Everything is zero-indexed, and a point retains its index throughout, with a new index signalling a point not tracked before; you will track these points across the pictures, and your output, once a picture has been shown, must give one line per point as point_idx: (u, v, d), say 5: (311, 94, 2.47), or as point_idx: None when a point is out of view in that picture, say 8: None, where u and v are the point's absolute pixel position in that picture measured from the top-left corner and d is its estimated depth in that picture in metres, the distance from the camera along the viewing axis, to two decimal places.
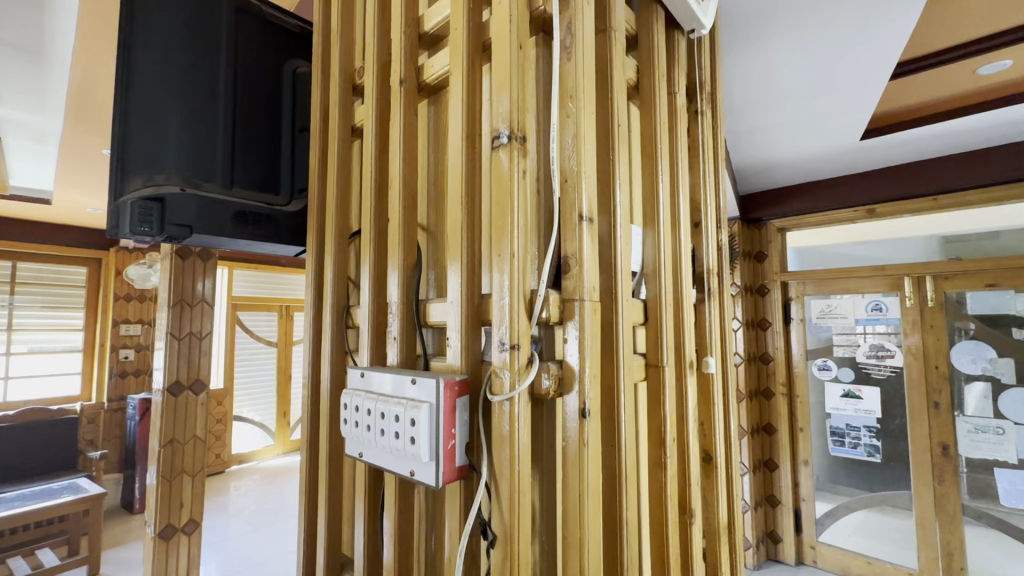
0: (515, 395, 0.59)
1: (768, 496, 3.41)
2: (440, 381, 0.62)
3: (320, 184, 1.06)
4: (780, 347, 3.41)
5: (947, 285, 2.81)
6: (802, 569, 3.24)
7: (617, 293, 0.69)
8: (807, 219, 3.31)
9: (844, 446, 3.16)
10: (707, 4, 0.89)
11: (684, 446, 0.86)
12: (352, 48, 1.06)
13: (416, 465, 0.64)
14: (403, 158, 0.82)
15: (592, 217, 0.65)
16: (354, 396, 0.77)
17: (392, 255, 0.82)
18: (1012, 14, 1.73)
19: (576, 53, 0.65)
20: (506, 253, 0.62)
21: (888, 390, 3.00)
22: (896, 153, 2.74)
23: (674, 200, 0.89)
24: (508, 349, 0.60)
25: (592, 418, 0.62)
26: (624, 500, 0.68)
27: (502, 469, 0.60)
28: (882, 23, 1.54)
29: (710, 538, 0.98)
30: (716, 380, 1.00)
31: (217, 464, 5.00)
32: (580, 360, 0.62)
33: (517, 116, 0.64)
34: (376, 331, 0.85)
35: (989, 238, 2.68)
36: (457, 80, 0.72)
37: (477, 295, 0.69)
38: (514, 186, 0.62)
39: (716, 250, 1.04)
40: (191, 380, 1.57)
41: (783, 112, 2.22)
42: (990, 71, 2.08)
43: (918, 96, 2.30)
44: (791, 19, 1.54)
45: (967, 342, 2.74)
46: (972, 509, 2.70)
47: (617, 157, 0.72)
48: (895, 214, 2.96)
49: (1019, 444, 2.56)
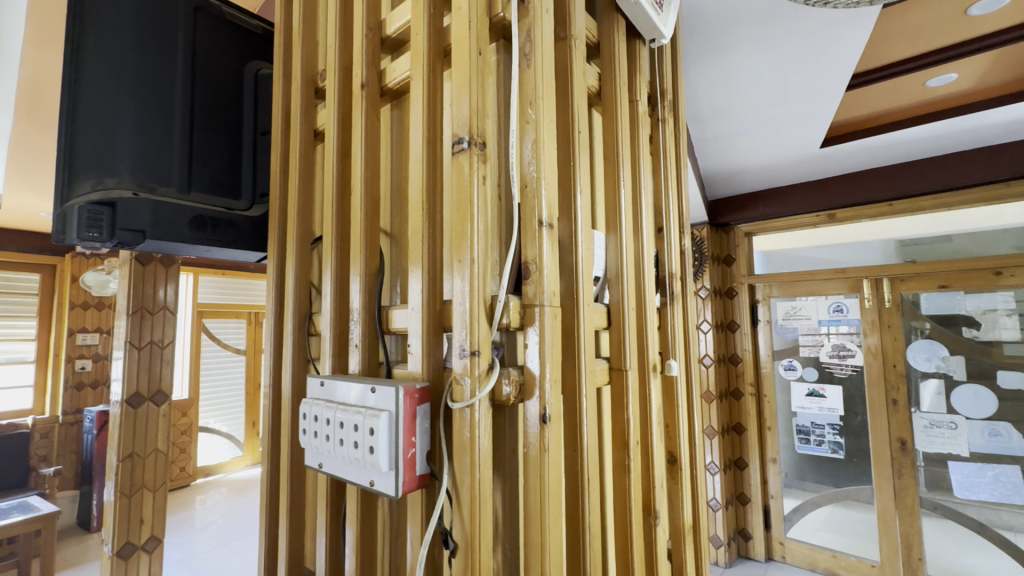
0: (476, 401, 0.59)
1: (739, 494, 3.48)
2: (400, 389, 0.61)
3: (282, 188, 1.04)
4: (749, 348, 3.49)
5: (903, 287, 2.94)
6: (772, 565, 3.31)
7: (578, 297, 0.70)
8: (773, 223, 3.42)
9: (810, 443, 3.25)
10: (667, 15, 0.91)
11: (648, 446, 0.87)
12: (315, 51, 1.05)
13: (376, 475, 0.62)
14: (365, 163, 0.81)
15: (552, 222, 0.65)
16: (314, 405, 0.75)
17: (354, 261, 0.81)
18: (959, 30, 1.84)
19: (535, 60, 0.65)
20: (466, 259, 0.61)
21: (850, 388, 3.11)
22: (854, 160, 2.86)
23: (636, 206, 0.90)
24: (468, 356, 0.59)
25: (553, 424, 0.62)
26: (586, 502, 0.68)
27: (463, 477, 0.60)
28: (838, 38, 1.62)
29: (676, 539, 0.99)
30: (679, 382, 1.01)
31: (181, 477, 4.81)
32: (541, 366, 0.62)
33: (478, 122, 0.64)
34: (338, 339, 0.84)
35: (941, 242, 2.82)
36: (418, 85, 0.72)
37: (439, 301, 0.68)
38: (474, 192, 0.62)
39: (679, 255, 1.06)
40: (152, 391, 1.51)
41: (747, 120, 2.29)
42: (939, 84, 2.20)
43: (873, 106, 2.41)
44: (755, 30, 1.59)
45: (923, 341, 2.88)
46: (929, 501, 2.82)
47: (578, 163, 0.73)
48: (854, 219, 3.09)
49: (970, 438, 2.71)
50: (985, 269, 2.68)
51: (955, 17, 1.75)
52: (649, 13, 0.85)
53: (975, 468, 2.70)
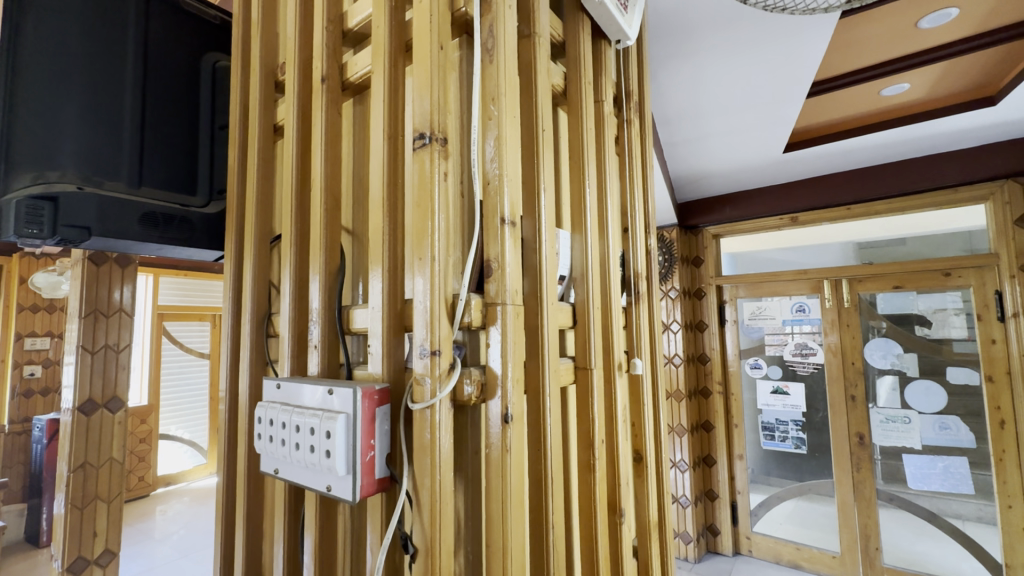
0: (437, 401, 0.58)
1: (708, 490, 3.55)
2: (358, 390, 0.59)
3: (240, 184, 1.01)
4: (717, 348, 3.56)
5: (860, 287, 3.06)
6: (739, 559, 3.39)
7: (542, 295, 0.69)
8: (739, 225, 3.51)
9: (775, 439, 3.34)
10: (632, 16, 0.92)
11: (614, 445, 0.87)
12: (275, 43, 1.01)
13: (333, 480, 0.60)
14: (325, 158, 0.79)
15: (515, 220, 0.65)
16: (269, 409, 0.72)
17: (314, 260, 0.79)
18: (910, 42, 1.93)
19: (497, 56, 0.64)
20: (427, 257, 0.60)
21: (812, 385, 3.22)
22: (815, 165, 2.97)
23: (602, 206, 0.91)
24: (429, 355, 0.58)
25: (515, 423, 0.61)
26: (550, 502, 0.67)
27: (423, 479, 0.58)
28: (799, 46, 1.68)
29: (642, 537, 1.00)
30: (645, 381, 1.02)
31: (139, 487, 4.54)
32: (503, 365, 0.61)
33: (439, 117, 0.63)
34: (296, 340, 0.81)
35: (896, 244, 2.95)
36: (379, 79, 0.70)
37: (400, 300, 0.67)
38: (436, 189, 0.61)
39: (644, 255, 1.07)
40: (107, 398, 1.43)
41: (714, 125, 2.35)
42: (893, 93, 2.30)
43: (833, 114, 2.51)
44: (720, 35, 1.63)
45: (879, 339, 3.00)
46: (885, 493, 2.94)
47: (542, 161, 0.72)
48: (815, 222, 3.21)
49: (923, 431, 2.84)
50: (936, 271, 2.82)
51: (907, 29, 1.83)
52: (614, 14, 0.86)
53: (927, 460, 2.83)
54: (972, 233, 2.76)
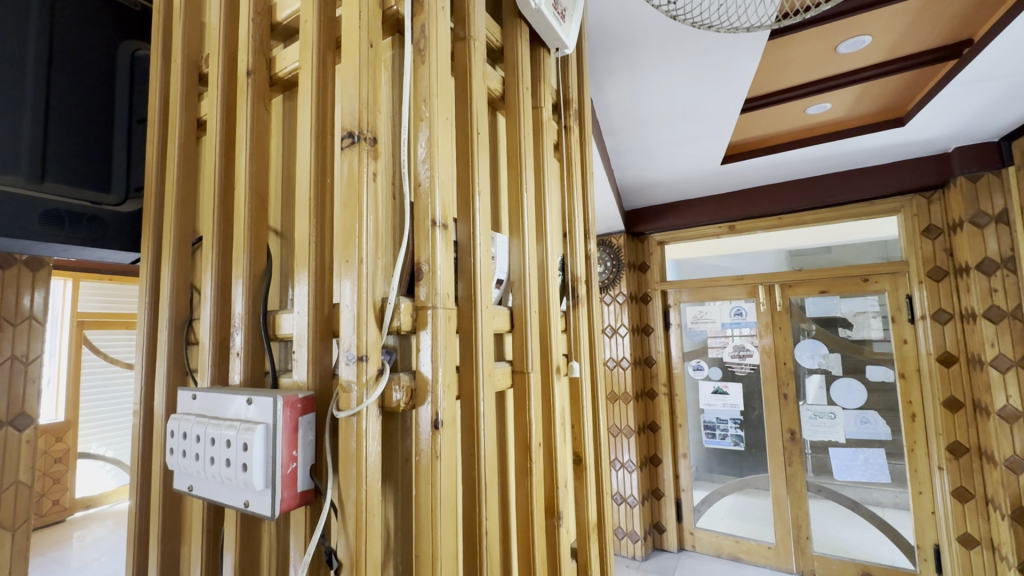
0: (363, 408, 0.56)
1: (654, 489, 3.65)
2: (279, 399, 0.56)
3: (159, 181, 0.94)
4: (662, 350, 3.68)
5: (791, 292, 3.27)
6: (684, 554, 3.49)
7: (477, 300, 0.68)
8: (682, 233, 3.66)
9: (716, 437, 3.49)
10: (569, 26, 0.94)
11: (552, 448, 0.88)
12: (199, 34, 0.96)
13: (251, 495, 0.57)
14: (251, 155, 0.75)
15: (447, 223, 0.64)
16: (183, 422, 0.68)
17: (237, 262, 0.74)
18: (831, 65, 2.09)
19: (429, 57, 0.64)
20: (354, 260, 0.58)
21: (749, 385, 3.39)
22: (750, 177, 3.15)
23: (540, 211, 0.91)
24: (355, 361, 0.56)
25: (445, 429, 0.60)
26: (484, 508, 0.67)
27: (348, 490, 0.56)
28: (733, 64, 1.78)
29: (581, 539, 1.00)
30: (584, 383, 1.04)
31: (53, 512, 4.08)
32: (433, 369, 0.60)
33: (368, 117, 0.61)
34: (218, 347, 0.76)
35: (822, 252, 3.18)
36: (307, 76, 0.68)
37: (327, 304, 0.64)
38: (364, 190, 0.59)
39: (584, 260, 1.09)
40: (12, 417, 1.57)
41: (657, 136, 2.44)
42: (817, 111, 2.48)
43: (765, 128, 2.67)
44: (661, 51, 1.70)
45: (808, 340, 3.20)
46: (815, 484, 3.13)
47: (476, 164, 0.72)
48: (751, 231, 3.40)
49: (846, 426, 3.06)
50: (856, 277, 3.06)
51: (828, 53, 1.98)
52: (551, 23, 0.87)
53: (850, 452, 3.05)
54: (887, 243, 3.01)
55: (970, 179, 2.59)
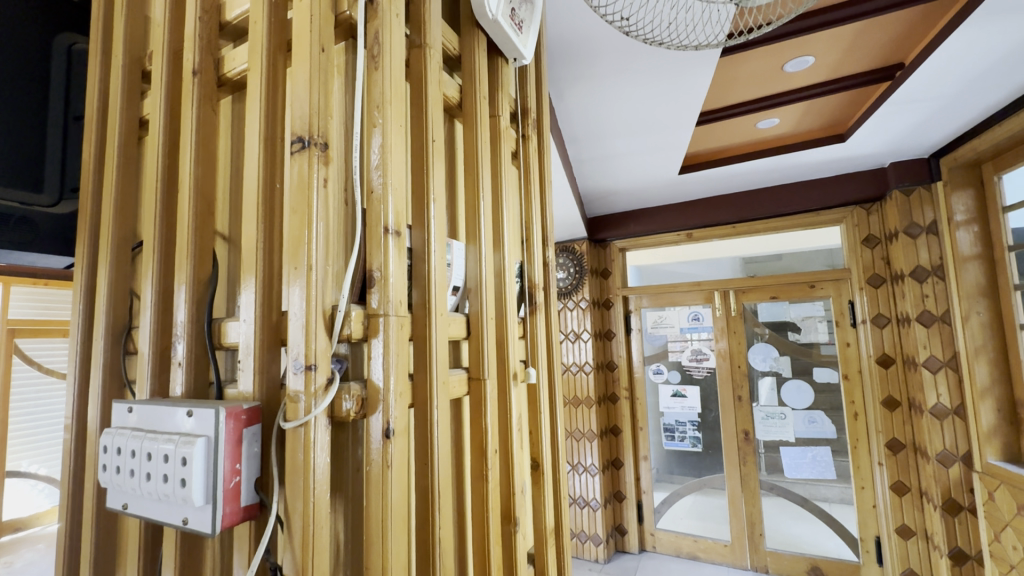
0: (312, 418, 0.55)
1: (616, 492, 3.70)
2: (222, 410, 0.54)
3: (96, 182, 0.90)
4: (623, 355, 3.75)
5: (744, 298, 3.40)
6: (644, 555, 3.56)
7: (431, 307, 0.68)
8: (643, 240, 3.76)
9: (675, 439, 3.58)
10: (526, 37, 0.96)
11: (509, 454, 0.88)
12: (143, 30, 0.92)
13: (189, 511, 0.55)
14: (196, 157, 0.72)
15: (399, 230, 0.64)
16: (117, 436, 0.64)
17: (179, 268, 0.71)
18: (779, 82, 2.20)
19: (383, 64, 0.64)
20: (303, 267, 0.57)
21: (706, 388, 3.50)
22: (706, 187, 3.27)
23: (497, 218, 0.92)
24: (304, 370, 0.55)
25: (397, 438, 0.59)
26: (437, 517, 0.66)
27: (295, 502, 0.54)
28: (687, 78, 1.84)
29: (539, 544, 1.01)
30: (541, 388, 1.05)
31: None
32: (385, 378, 0.59)
33: (320, 121, 0.60)
34: (158, 358, 0.73)
35: (773, 260, 3.33)
36: (255, 78, 0.66)
37: (276, 311, 0.63)
38: (314, 195, 0.58)
39: (541, 267, 1.11)
40: None
41: (618, 145, 2.50)
42: (766, 126, 2.61)
43: (719, 140, 2.78)
44: (619, 64, 1.75)
45: (760, 344, 3.34)
46: (767, 482, 3.26)
47: (432, 171, 0.72)
48: (707, 238, 3.53)
49: (795, 425, 3.21)
50: (803, 283, 3.22)
51: (776, 71, 2.09)
52: (508, 33, 0.88)
53: (799, 451, 3.19)
54: (831, 251, 3.19)
55: (904, 193, 2.79)
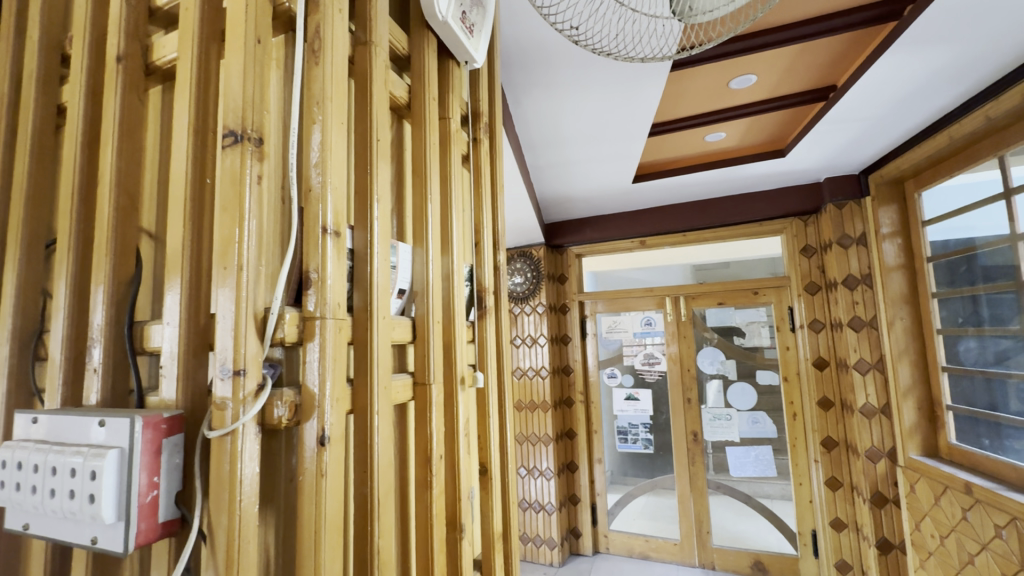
0: (240, 427, 0.52)
1: (571, 495, 3.73)
2: (138, 420, 0.50)
3: (6, 174, 0.82)
4: (579, 359, 3.80)
5: (694, 304, 3.53)
6: (598, 557, 3.60)
7: (373, 309, 0.67)
8: (598, 246, 3.83)
9: (628, 442, 3.66)
10: (477, 40, 0.96)
11: (455, 460, 0.87)
12: (63, 12, 0.85)
13: (98, 529, 0.51)
14: (119, 149, 0.68)
15: (339, 230, 0.62)
16: (18, 449, 0.58)
17: (97, 267, 0.66)
18: (725, 99, 2.31)
19: (324, 59, 0.62)
20: (232, 267, 0.54)
21: (657, 391, 3.60)
22: (659, 196, 3.38)
23: (446, 220, 0.91)
24: (231, 376, 0.52)
25: (333, 445, 0.58)
26: (376, 526, 0.64)
27: (219, 516, 0.51)
28: (640, 90, 1.90)
29: (486, 550, 1.00)
30: (490, 392, 1.04)
31: None
32: (321, 383, 0.57)
33: (254, 115, 0.58)
34: (72, 364, 0.67)
35: (721, 267, 3.48)
36: (185, 68, 0.62)
37: (203, 313, 0.59)
38: (247, 192, 0.55)
39: (492, 271, 1.10)
40: None
41: (574, 152, 2.54)
42: (713, 139, 2.73)
43: (670, 151, 2.88)
44: (574, 73, 1.78)
45: (709, 348, 3.47)
46: (714, 481, 3.38)
47: (375, 171, 0.70)
48: (659, 246, 3.65)
49: (740, 426, 3.35)
50: (748, 290, 3.38)
51: (722, 87, 2.19)
52: (459, 36, 0.88)
53: (743, 450, 3.34)
54: (773, 260, 3.36)
55: (837, 207, 2.98)
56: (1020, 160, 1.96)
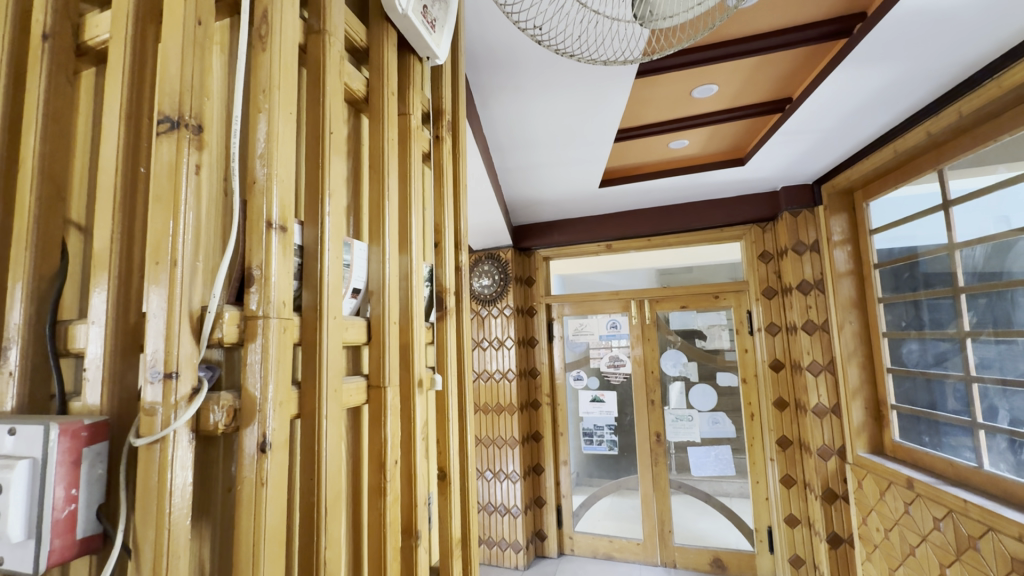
0: (171, 433, 0.48)
1: (536, 498, 3.73)
2: (53, 427, 0.46)
3: None
4: (545, 361, 3.81)
5: (658, 307, 3.60)
6: (563, 559, 3.61)
7: (323, 309, 0.64)
8: (566, 250, 3.86)
9: (593, 443, 3.69)
10: (439, 36, 0.94)
11: (411, 464, 0.84)
12: None
13: (5, 550, 0.46)
14: (43, 134, 0.62)
15: (285, 225, 0.59)
16: None
17: (16, 262, 0.61)
18: (688, 107, 2.36)
19: (271, 45, 0.59)
20: (165, 262, 0.50)
21: (622, 393, 3.65)
22: (625, 201, 3.43)
23: (405, 218, 0.88)
24: (161, 379, 0.48)
25: (275, 452, 0.55)
26: (324, 536, 0.61)
27: (145, 530, 0.47)
28: (606, 95, 1.92)
29: (444, 556, 0.98)
30: (450, 394, 1.02)
31: None
32: (263, 386, 0.54)
33: (193, 101, 0.54)
34: None
35: (684, 271, 3.56)
36: (117, 48, 0.58)
37: (134, 312, 0.55)
38: (183, 183, 0.52)
39: (454, 271, 1.09)
40: None
41: (541, 155, 2.55)
42: (677, 146, 2.79)
43: (636, 157, 2.93)
44: (542, 76, 1.78)
45: (672, 351, 3.54)
46: (676, 481, 3.44)
47: (327, 164, 0.68)
48: (625, 250, 3.70)
49: (701, 427, 3.43)
50: (710, 294, 3.47)
51: (685, 96, 2.24)
52: (420, 30, 0.86)
53: (703, 450, 3.42)
54: (733, 265, 3.47)
55: (792, 215, 3.10)
56: (957, 174, 2.09)
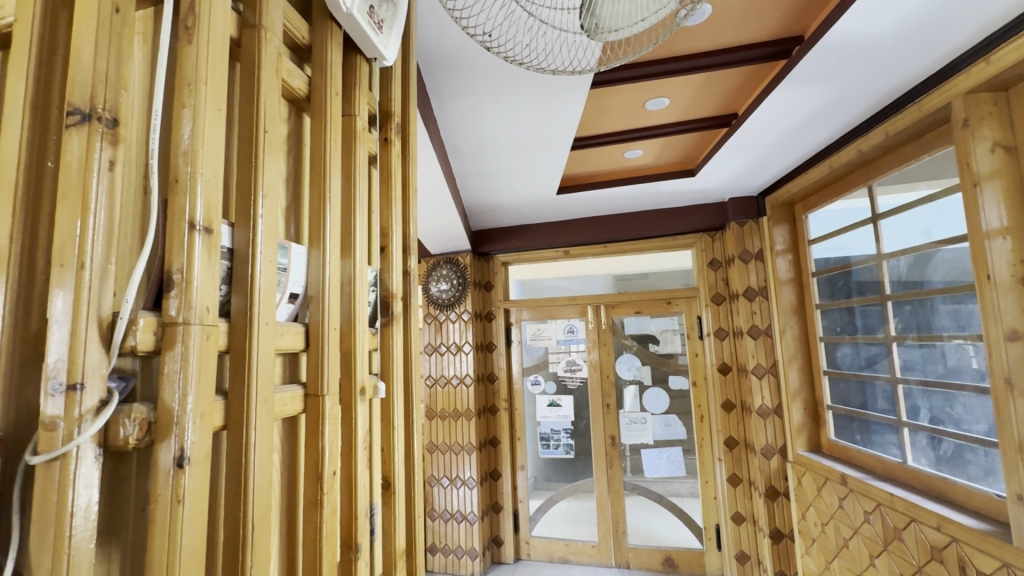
0: (73, 449, 0.44)
1: (493, 503, 3.71)
2: None
3: None
4: (503, 366, 3.81)
5: (614, 313, 3.67)
6: (519, 564, 3.60)
7: (253, 314, 0.61)
8: (524, 255, 3.87)
9: (550, 447, 3.71)
10: (387, 37, 0.92)
11: (351, 474, 0.82)
12: None
13: None
14: None
15: (211, 227, 0.56)
16: None
17: None
18: (641, 118, 2.43)
19: (198, 37, 0.56)
20: (71, 264, 0.46)
21: (578, 397, 3.69)
22: (582, 208, 3.49)
23: (348, 221, 0.86)
24: (63, 391, 0.45)
25: (194, 466, 0.52)
26: (250, 552, 0.59)
27: (40, 556, 0.43)
28: (562, 103, 1.95)
29: (387, 567, 0.95)
30: (396, 402, 1.00)
31: None
32: (182, 397, 0.51)
33: (108, 93, 0.51)
34: None
35: (639, 278, 3.65)
36: (20, 31, 0.53)
37: (36, 320, 0.51)
38: (93, 179, 0.48)
39: (401, 276, 1.06)
40: None
41: (499, 161, 2.56)
42: (631, 156, 2.87)
43: (592, 165, 2.99)
44: (499, 82, 1.79)
45: (627, 355, 3.62)
46: (631, 483, 3.51)
47: (261, 163, 0.65)
48: (582, 256, 3.76)
49: (654, 429, 3.52)
50: (663, 300, 3.58)
51: (639, 108, 2.30)
52: (366, 30, 0.84)
53: (656, 452, 3.51)
54: (685, 272, 3.59)
55: (739, 224, 3.25)
56: (884, 189, 2.25)
